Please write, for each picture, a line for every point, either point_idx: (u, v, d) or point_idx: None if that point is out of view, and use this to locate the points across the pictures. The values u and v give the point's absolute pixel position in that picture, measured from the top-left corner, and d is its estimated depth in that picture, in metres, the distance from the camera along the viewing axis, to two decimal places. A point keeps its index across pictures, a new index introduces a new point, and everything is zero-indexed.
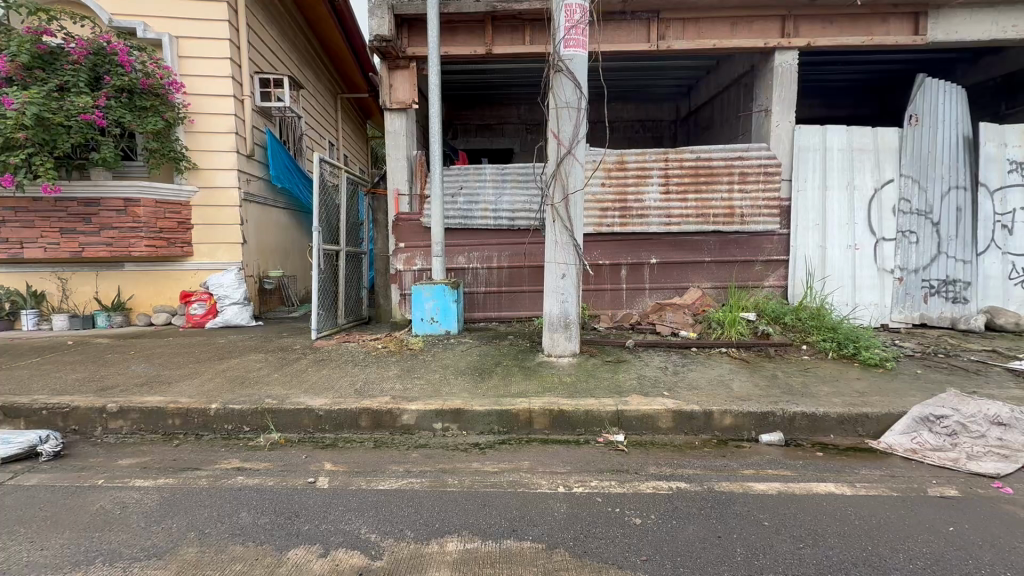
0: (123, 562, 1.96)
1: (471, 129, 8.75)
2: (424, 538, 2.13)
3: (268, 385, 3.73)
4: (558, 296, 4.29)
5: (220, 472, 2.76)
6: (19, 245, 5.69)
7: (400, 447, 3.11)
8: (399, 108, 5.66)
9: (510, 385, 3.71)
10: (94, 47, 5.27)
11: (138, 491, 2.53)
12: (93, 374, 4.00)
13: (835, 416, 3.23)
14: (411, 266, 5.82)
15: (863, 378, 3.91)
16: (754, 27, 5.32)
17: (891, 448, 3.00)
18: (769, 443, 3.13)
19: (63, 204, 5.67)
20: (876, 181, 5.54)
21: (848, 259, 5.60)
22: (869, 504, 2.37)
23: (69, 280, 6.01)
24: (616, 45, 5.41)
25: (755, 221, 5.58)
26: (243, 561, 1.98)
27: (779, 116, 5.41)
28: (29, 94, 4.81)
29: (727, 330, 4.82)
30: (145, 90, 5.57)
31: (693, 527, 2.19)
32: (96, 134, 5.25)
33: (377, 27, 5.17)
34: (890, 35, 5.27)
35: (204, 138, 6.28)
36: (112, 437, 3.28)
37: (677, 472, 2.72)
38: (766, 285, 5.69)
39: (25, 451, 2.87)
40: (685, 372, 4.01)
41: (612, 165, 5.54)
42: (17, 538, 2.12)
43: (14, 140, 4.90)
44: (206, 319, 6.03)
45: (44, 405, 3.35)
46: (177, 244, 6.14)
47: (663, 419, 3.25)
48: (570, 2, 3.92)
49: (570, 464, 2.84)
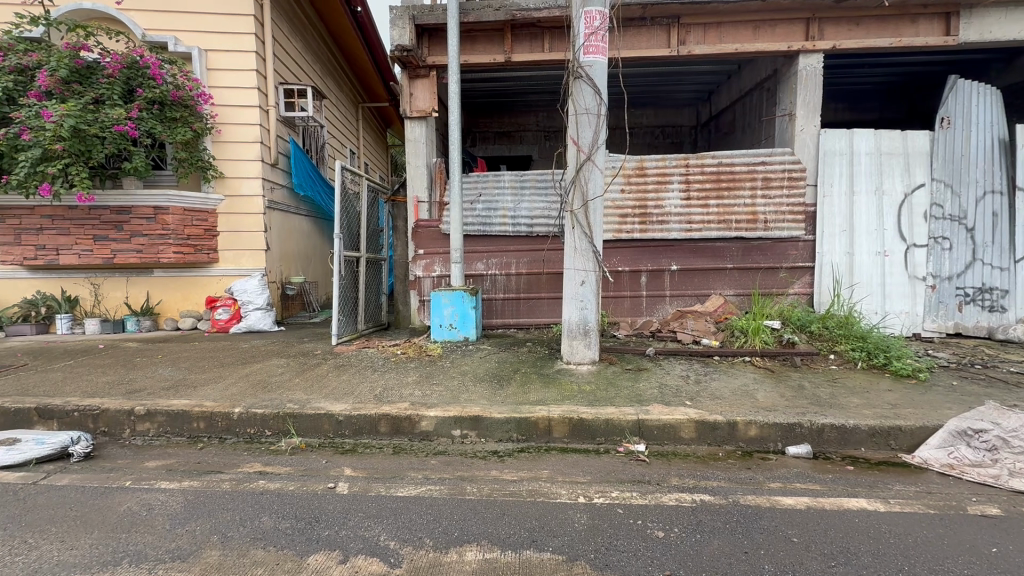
0: (148, 563, 2.00)
1: (489, 137, 8.82)
2: (443, 547, 2.11)
3: (291, 389, 3.78)
4: (577, 303, 4.25)
5: (243, 476, 2.80)
6: (55, 252, 5.93)
7: (420, 454, 3.10)
8: (419, 116, 5.72)
9: (530, 392, 3.68)
10: (127, 61, 5.48)
11: (163, 493, 2.57)
12: (121, 378, 4.10)
13: (865, 429, 3.12)
14: (430, 273, 5.86)
15: (895, 389, 3.77)
16: (777, 31, 5.26)
17: (926, 463, 2.89)
18: (796, 456, 3.04)
19: (97, 212, 5.90)
20: (906, 185, 5.38)
21: (878, 266, 5.42)
22: (904, 522, 2.27)
23: (101, 286, 6.23)
24: (637, 51, 5.39)
25: (779, 227, 5.45)
26: (265, 565, 1.99)
27: (803, 120, 5.30)
28: (66, 106, 5.00)
29: (751, 338, 4.72)
30: (175, 102, 5.76)
31: (717, 541, 2.13)
32: (129, 145, 5.46)
33: (399, 37, 5.28)
34: (919, 36, 5.13)
35: (231, 147, 6.44)
36: (139, 439, 3.35)
37: (701, 484, 2.66)
38: (790, 292, 5.57)
39: (58, 452, 2.98)
40: (708, 381, 3.92)
41: (631, 171, 5.50)
42: (49, 537, 2.17)
43: (52, 151, 5.08)
44: (230, 324, 6.17)
45: (75, 406, 3.44)
46: (204, 251, 6.29)
47: (685, 429, 3.18)
48: (590, 9, 3.92)
49: (591, 474, 2.80)
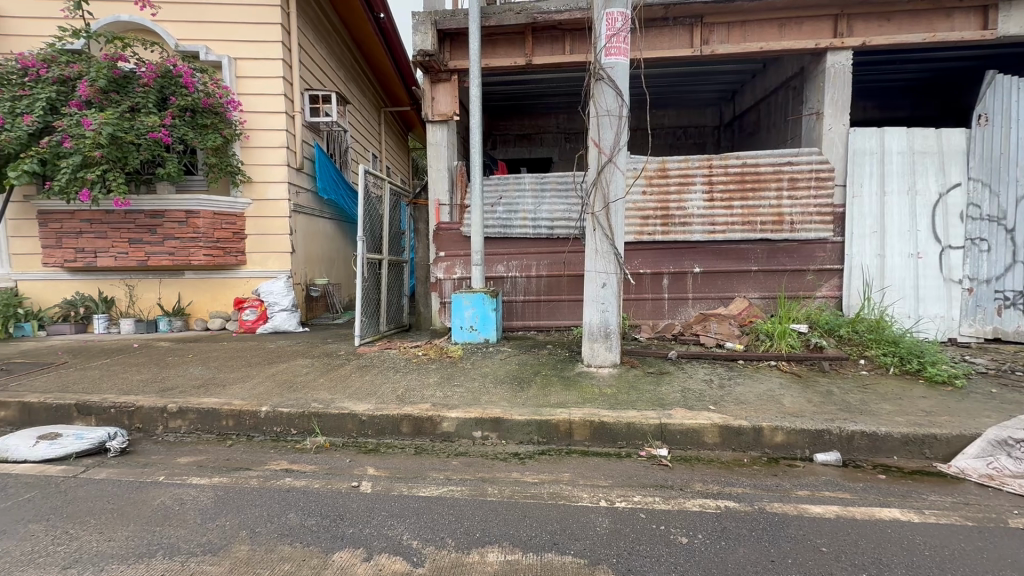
0: (181, 556, 2.06)
1: (510, 139, 8.85)
2: (464, 547, 2.13)
3: (315, 389, 3.86)
4: (598, 305, 4.23)
5: (270, 473, 2.86)
6: (93, 254, 6.17)
7: (441, 454, 3.13)
8: (441, 120, 5.78)
9: (550, 395, 3.68)
10: (162, 70, 5.69)
11: (195, 488, 2.65)
12: (155, 376, 4.24)
13: (899, 437, 3.02)
14: (451, 275, 5.90)
15: (930, 396, 3.64)
16: (803, 28, 5.15)
17: (963, 473, 2.79)
18: (824, 463, 2.96)
19: (133, 216, 6.12)
20: (940, 185, 5.19)
21: (910, 268, 5.25)
22: (939, 533, 2.20)
23: (135, 287, 6.46)
24: (658, 51, 5.35)
25: (806, 229, 5.33)
26: (291, 561, 2.03)
27: (831, 119, 5.19)
28: (105, 115, 5.22)
29: (777, 342, 4.62)
30: (206, 109, 5.96)
31: (743, 548, 2.09)
32: (163, 151, 5.66)
33: (421, 42, 5.35)
34: (955, 31, 4.96)
35: (258, 152, 6.61)
36: (172, 436, 3.46)
37: (725, 490, 2.61)
38: (818, 295, 5.43)
39: (96, 446, 3.10)
40: (731, 386, 3.84)
41: (653, 172, 5.45)
42: (88, 529, 2.26)
43: (91, 158, 5.30)
44: (257, 324, 6.33)
45: (112, 403, 3.58)
46: (233, 253, 6.46)
47: (709, 434, 3.14)
48: (612, 11, 3.91)
49: (612, 477, 2.78)
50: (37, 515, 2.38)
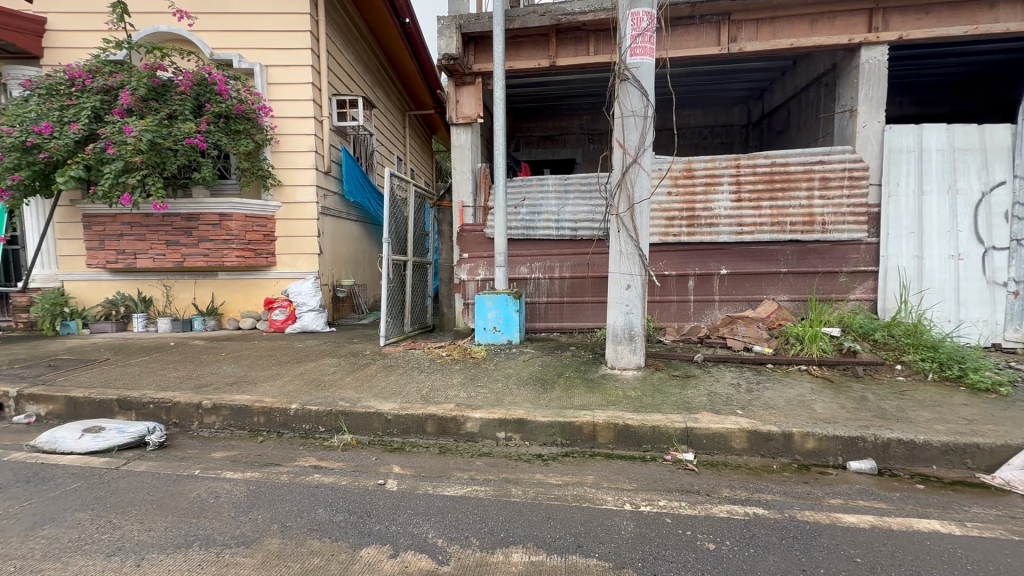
0: (216, 547, 2.13)
1: (533, 141, 8.86)
2: (489, 547, 2.14)
3: (342, 388, 3.94)
4: (622, 307, 4.20)
5: (300, 469, 2.94)
6: (133, 256, 6.44)
7: (465, 454, 3.15)
8: (465, 123, 5.83)
9: (574, 397, 3.67)
10: (197, 79, 5.92)
11: (228, 482, 2.74)
12: (191, 373, 4.40)
13: (938, 445, 2.91)
14: (475, 276, 5.93)
15: (972, 404, 3.49)
16: (836, 23, 5.01)
17: (1007, 484, 2.66)
18: (858, 471, 2.87)
19: (170, 219, 6.36)
20: (984, 184, 4.97)
21: (950, 270, 5.03)
22: (982, 547, 2.10)
23: (172, 287, 6.71)
24: (684, 50, 5.28)
25: (839, 230, 5.18)
26: (321, 556, 2.08)
27: (866, 117, 5.03)
28: (145, 122, 5.44)
29: (808, 346, 4.50)
30: (239, 115, 6.16)
31: (773, 557, 2.04)
32: (198, 156, 5.88)
33: (446, 46, 5.42)
34: (999, 22, 4.75)
35: (288, 156, 6.79)
36: (206, 431, 3.59)
37: (754, 497, 2.56)
38: (851, 298, 5.27)
39: (136, 440, 3.24)
40: (760, 391, 3.75)
41: (678, 172, 5.37)
42: (130, 519, 2.36)
43: (132, 164, 5.52)
44: (286, 324, 6.50)
45: (151, 399, 3.73)
46: (264, 255, 6.65)
47: (737, 439, 3.07)
48: (637, 11, 3.88)
49: (637, 481, 2.76)
50: (83, 504, 2.50)
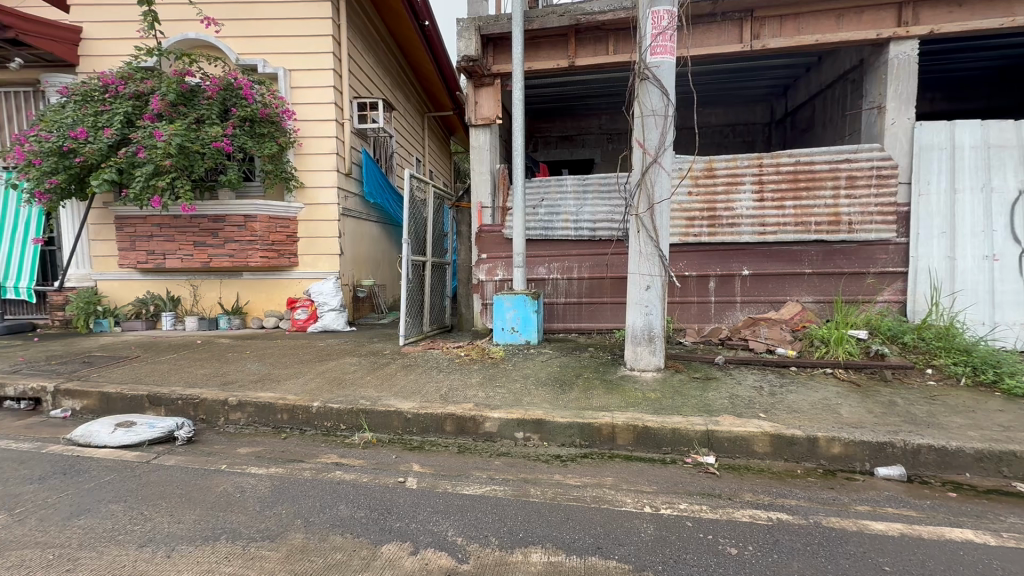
0: (242, 540, 2.19)
1: (551, 141, 8.86)
2: (508, 546, 2.15)
3: (363, 387, 3.99)
4: (641, 308, 4.17)
5: (322, 466, 2.99)
6: (162, 256, 6.64)
7: (484, 454, 3.17)
8: (484, 124, 5.86)
9: (593, 398, 3.65)
10: (224, 83, 6.09)
11: (253, 477, 2.81)
12: (217, 370, 4.52)
13: (971, 452, 2.81)
14: (493, 277, 5.95)
15: (1008, 410, 3.36)
16: (864, 18, 4.88)
17: None
18: (887, 477, 2.80)
19: (197, 220, 6.54)
20: (1021, 181, 4.77)
21: (985, 271, 4.85)
22: (1019, 558, 2.03)
23: (198, 287, 6.89)
24: (706, 48, 5.22)
25: (866, 229, 5.05)
26: (343, 551, 2.12)
27: (895, 113, 4.90)
28: (174, 127, 5.61)
29: (834, 348, 4.39)
30: (263, 119, 6.29)
31: (797, 563, 2.01)
32: (224, 159, 6.04)
33: (465, 48, 5.45)
34: None
35: (310, 159, 6.92)
36: (232, 427, 3.67)
37: (777, 502, 2.51)
38: (879, 300, 5.13)
39: (166, 435, 3.34)
40: (784, 394, 3.68)
41: (699, 172, 5.31)
42: (160, 511, 2.44)
43: (162, 167, 5.70)
44: (308, 323, 6.62)
45: (179, 395, 3.84)
46: (287, 256, 6.78)
47: (759, 443, 3.02)
48: (658, 9, 3.84)
49: (657, 483, 2.74)
50: (116, 496, 2.59)
